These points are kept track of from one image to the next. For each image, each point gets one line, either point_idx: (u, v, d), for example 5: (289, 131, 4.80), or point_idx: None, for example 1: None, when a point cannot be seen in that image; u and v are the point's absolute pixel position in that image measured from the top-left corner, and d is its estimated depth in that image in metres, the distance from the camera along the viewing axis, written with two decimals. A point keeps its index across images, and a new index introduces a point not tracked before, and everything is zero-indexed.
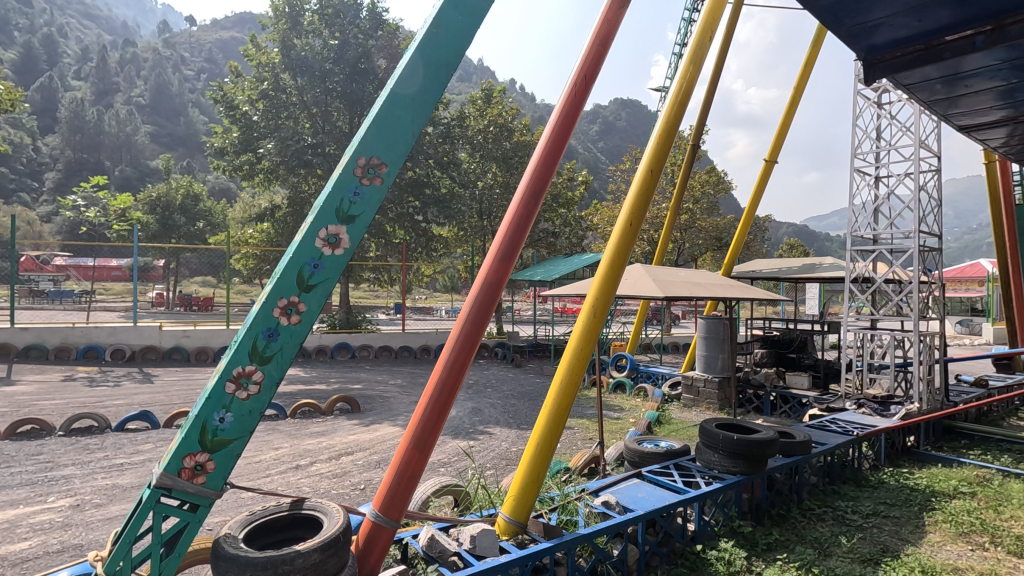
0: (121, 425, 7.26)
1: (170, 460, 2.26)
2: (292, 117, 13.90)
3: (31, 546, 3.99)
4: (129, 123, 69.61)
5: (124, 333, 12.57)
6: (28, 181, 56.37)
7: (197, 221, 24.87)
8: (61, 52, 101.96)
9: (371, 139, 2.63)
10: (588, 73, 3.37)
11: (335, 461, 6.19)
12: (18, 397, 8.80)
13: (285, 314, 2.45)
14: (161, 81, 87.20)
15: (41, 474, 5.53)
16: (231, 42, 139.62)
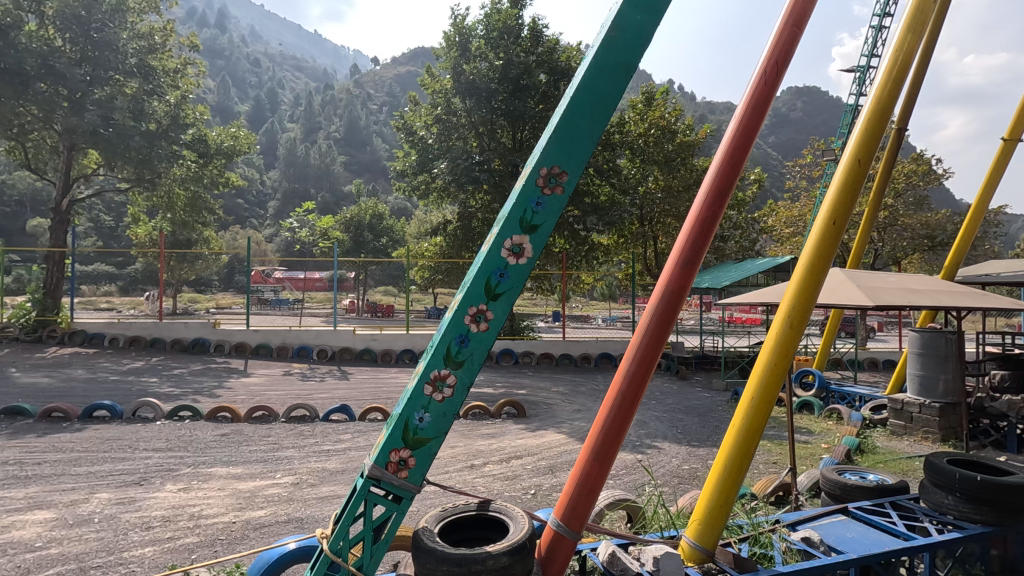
0: (327, 416, 8.38)
1: (379, 453, 2.48)
2: (462, 137, 15.01)
3: (266, 514, 4.75)
4: (329, 155, 81.22)
5: (327, 335, 14.56)
6: (257, 210, 68.73)
7: (382, 237, 27.99)
8: (280, 101, 123.31)
9: (552, 150, 2.64)
10: (782, 56, 3.00)
11: (506, 463, 6.40)
12: (253, 387, 10.66)
13: (474, 321, 2.57)
14: (353, 117, 100.43)
15: (270, 453, 6.59)
16: (407, 76, 155.54)
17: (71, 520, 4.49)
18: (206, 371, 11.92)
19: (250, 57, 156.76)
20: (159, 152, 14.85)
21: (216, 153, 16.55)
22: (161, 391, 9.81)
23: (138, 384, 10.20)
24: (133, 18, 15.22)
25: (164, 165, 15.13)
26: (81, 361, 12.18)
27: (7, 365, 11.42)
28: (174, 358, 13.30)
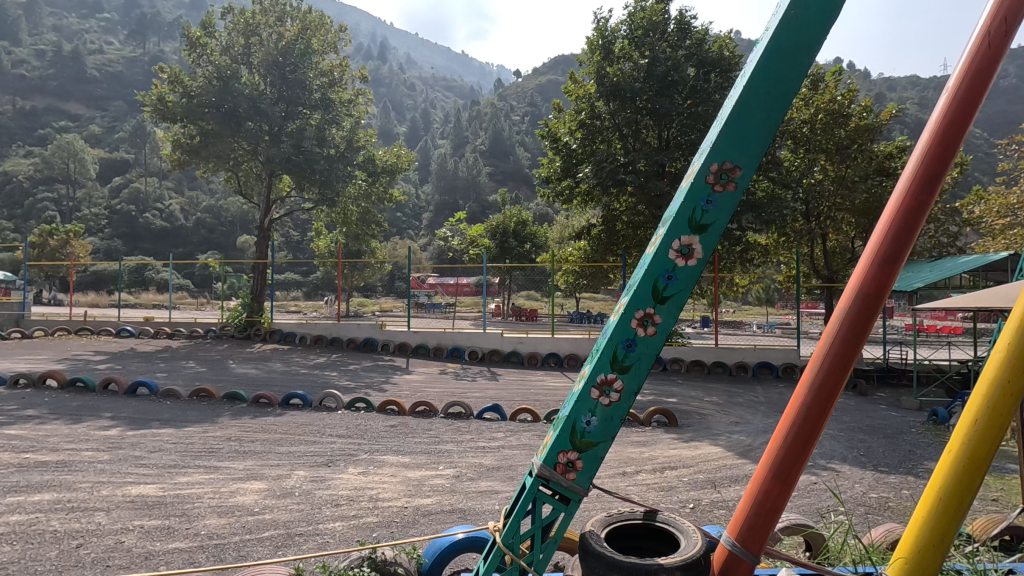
0: (480, 415, 8.80)
1: (548, 453, 2.52)
2: (606, 140, 14.92)
3: (434, 503, 5.12)
4: (476, 167, 85.91)
5: (478, 337, 15.31)
6: (413, 223, 75.06)
7: (526, 242, 28.84)
8: (432, 120, 133.52)
9: (721, 143, 2.47)
10: None
11: (660, 474, 6.17)
12: (415, 384, 11.60)
13: (641, 325, 2.50)
14: (497, 129, 105.04)
15: (433, 446, 7.10)
16: (548, 85, 158.76)
17: (278, 491, 5.26)
18: (375, 368, 13.26)
19: (406, 82, 171.72)
20: (337, 173, 16.92)
21: (381, 171, 18.42)
22: (340, 384, 11.11)
23: (322, 377, 11.66)
24: (317, 58, 17.60)
25: (341, 184, 17.20)
26: (279, 356, 14.27)
27: (227, 357, 13.78)
28: (349, 355, 15.00)
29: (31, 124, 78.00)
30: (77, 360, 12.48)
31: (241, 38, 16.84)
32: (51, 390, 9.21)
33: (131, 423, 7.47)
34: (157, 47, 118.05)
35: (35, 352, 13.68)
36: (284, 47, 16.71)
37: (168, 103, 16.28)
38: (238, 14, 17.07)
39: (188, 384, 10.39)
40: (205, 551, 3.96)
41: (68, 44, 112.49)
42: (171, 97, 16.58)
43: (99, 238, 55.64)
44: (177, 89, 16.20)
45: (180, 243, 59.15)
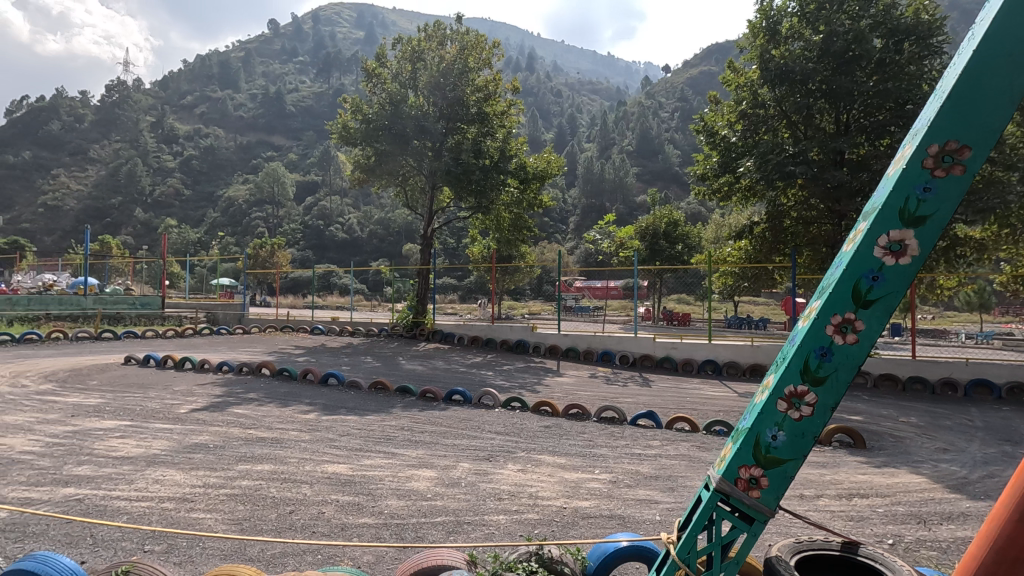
0: (634, 421, 8.59)
1: (728, 467, 2.37)
2: (772, 130, 13.72)
3: (593, 506, 5.10)
4: (624, 168, 84.39)
5: (629, 342, 15.04)
6: (560, 228, 76.38)
7: (678, 244, 27.62)
8: (578, 125, 134.50)
9: (942, 119, 2.09)
10: None
11: (847, 501, 5.44)
12: (566, 386, 11.72)
13: (839, 333, 2.22)
14: (645, 128, 102.20)
15: (588, 450, 7.10)
16: (699, 77, 150.43)
17: (447, 480, 5.65)
18: (528, 369, 13.67)
19: (553, 89, 174.94)
20: (492, 182, 17.80)
21: (532, 178, 19.01)
22: (496, 383, 11.64)
23: (479, 376, 12.32)
24: (474, 75, 18.71)
25: (495, 192, 18.06)
26: (441, 355, 15.39)
27: (397, 354, 15.22)
28: (503, 356, 15.65)
29: (248, 156, 94.16)
30: (283, 353, 14.72)
31: (408, 65, 18.52)
32: (266, 378, 10.97)
33: (325, 409, 8.59)
34: (339, 81, 135.13)
35: (252, 345, 16.43)
36: (445, 68, 18.06)
37: (350, 129, 18.42)
38: (406, 43, 18.86)
39: (368, 377, 11.67)
40: (388, 529, 4.40)
41: (273, 86, 133.73)
42: (353, 123, 18.72)
43: (296, 249, 65.25)
44: (357, 117, 18.24)
45: (357, 252, 66.92)
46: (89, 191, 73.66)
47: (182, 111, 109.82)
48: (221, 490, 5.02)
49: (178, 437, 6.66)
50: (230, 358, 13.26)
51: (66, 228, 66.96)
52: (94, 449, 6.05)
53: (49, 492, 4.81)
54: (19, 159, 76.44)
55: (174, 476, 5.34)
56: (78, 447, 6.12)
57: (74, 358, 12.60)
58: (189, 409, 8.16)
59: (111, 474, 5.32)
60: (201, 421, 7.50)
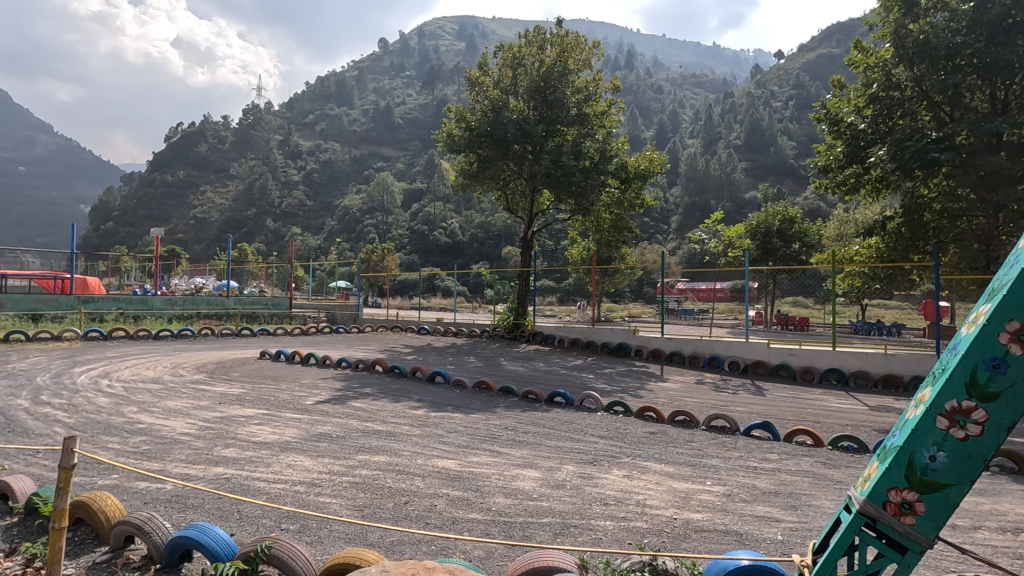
0: (748, 431, 8.06)
1: (875, 488, 2.14)
2: (910, 113, 12.22)
3: (705, 519, 4.85)
4: (731, 163, 79.76)
5: (739, 347, 14.18)
6: (661, 228, 74.08)
7: (794, 242, 25.59)
8: (681, 120, 129.50)
9: None
10: None
11: (1012, 535, 4.71)
12: (671, 392, 11.28)
13: (1017, 342, 1.92)
14: (755, 120, 96.02)
15: (697, 459, 6.77)
16: (817, 61, 138.63)
17: (552, 482, 5.66)
18: (630, 373, 13.34)
19: (654, 85, 169.78)
20: (592, 184, 17.64)
21: (634, 177, 18.63)
22: (597, 387, 11.48)
23: (580, 379, 12.21)
24: (573, 77, 18.67)
25: (595, 194, 17.85)
26: (542, 357, 15.48)
27: (499, 355, 15.55)
28: (604, 359, 15.42)
29: (361, 167, 101.05)
30: (394, 351, 15.61)
31: (509, 71, 18.71)
32: (379, 374, 11.68)
33: (433, 406, 8.96)
34: (442, 92, 140.89)
35: (366, 343, 17.60)
36: (545, 72, 18.16)
37: (455, 138, 18.98)
38: (506, 50, 19.15)
39: (472, 376, 12.02)
40: (497, 526, 4.49)
41: (383, 101, 142.43)
42: (456, 132, 19.29)
43: (403, 253, 68.96)
44: (461, 125, 18.79)
45: (459, 255, 69.41)
46: (229, 204, 83.04)
47: (305, 129, 120.47)
48: (344, 477, 5.40)
49: (305, 427, 7.28)
50: (348, 355, 14.28)
51: (211, 238, 76.06)
52: (237, 434, 6.78)
53: (204, 470, 5.46)
54: (175, 178, 88.02)
55: (303, 462, 5.84)
56: (225, 432, 6.89)
57: (219, 352, 14.23)
58: (314, 401, 8.89)
59: (252, 457, 5.92)
60: (324, 413, 8.14)
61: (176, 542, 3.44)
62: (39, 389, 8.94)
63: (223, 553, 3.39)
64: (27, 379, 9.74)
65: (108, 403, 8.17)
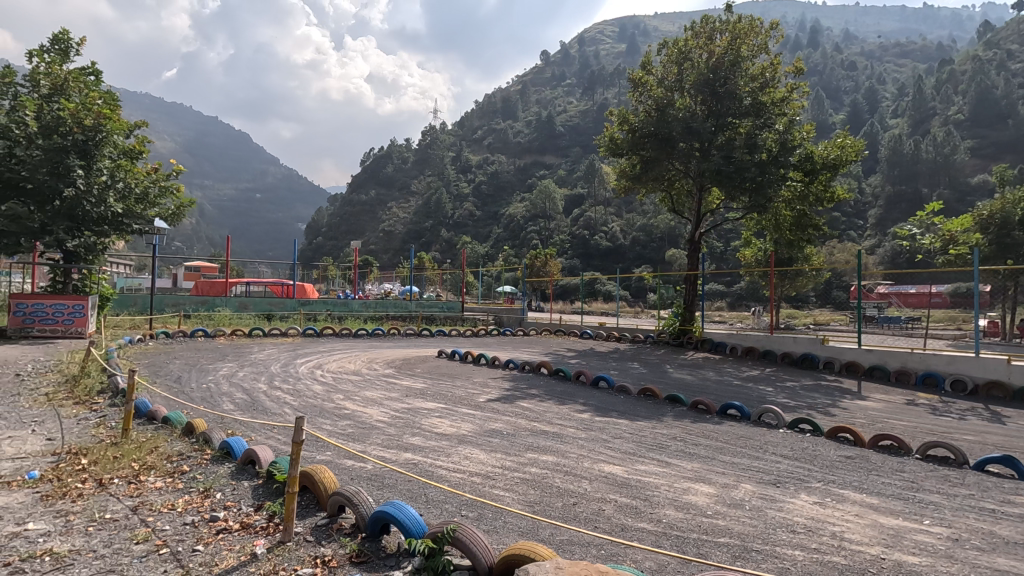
0: (981, 466, 6.64)
1: None
2: None
3: (923, 564, 4.10)
4: (949, 142, 67.16)
5: (966, 363, 11.78)
6: (855, 224, 65.29)
7: None
8: (880, 98, 112.52)
9: None
10: None
11: None
12: (871, 412, 9.78)
13: None
14: (983, 88, 79.53)
15: (909, 493, 5.77)
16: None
17: (728, 500, 5.28)
18: (817, 387, 11.88)
19: (844, 62, 150.15)
20: (769, 178, 16.16)
21: (821, 168, 16.66)
22: (778, 401, 10.42)
23: (758, 391, 11.20)
24: (747, 65, 17.36)
25: (773, 189, 16.30)
26: (712, 365, 14.54)
27: (665, 362, 14.99)
28: (785, 370, 13.95)
29: (524, 176, 105.19)
30: (558, 354, 15.96)
31: (674, 67, 18.09)
32: (544, 376, 12.02)
33: (598, 410, 8.97)
34: (603, 96, 140.85)
35: (532, 346, 18.26)
36: (714, 63, 17.13)
37: (617, 141, 18.68)
38: (672, 46, 18.43)
39: (636, 382, 11.76)
40: (669, 539, 4.33)
41: (545, 110, 146.76)
42: (619, 134, 19.00)
43: (564, 258, 70.16)
44: (624, 127, 18.45)
45: (621, 259, 68.74)
46: (411, 217, 92.52)
47: (474, 144, 129.30)
48: (516, 473, 5.66)
49: (479, 422, 7.79)
50: (515, 357, 14.94)
51: (396, 248, 85.68)
52: (422, 425, 7.51)
53: (396, 455, 6.15)
54: (368, 197, 100.77)
55: (478, 455, 6.25)
56: (412, 422, 7.67)
57: (405, 349, 15.90)
58: (486, 398, 9.46)
59: (434, 446, 6.51)
60: (494, 410, 8.62)
61: (377, 515, 3.93)
62: (273, 376, 10.89)
63: (416, 530, 3.78)
64: (265, 367, 11.90)
65: (321, 391, 9.62)
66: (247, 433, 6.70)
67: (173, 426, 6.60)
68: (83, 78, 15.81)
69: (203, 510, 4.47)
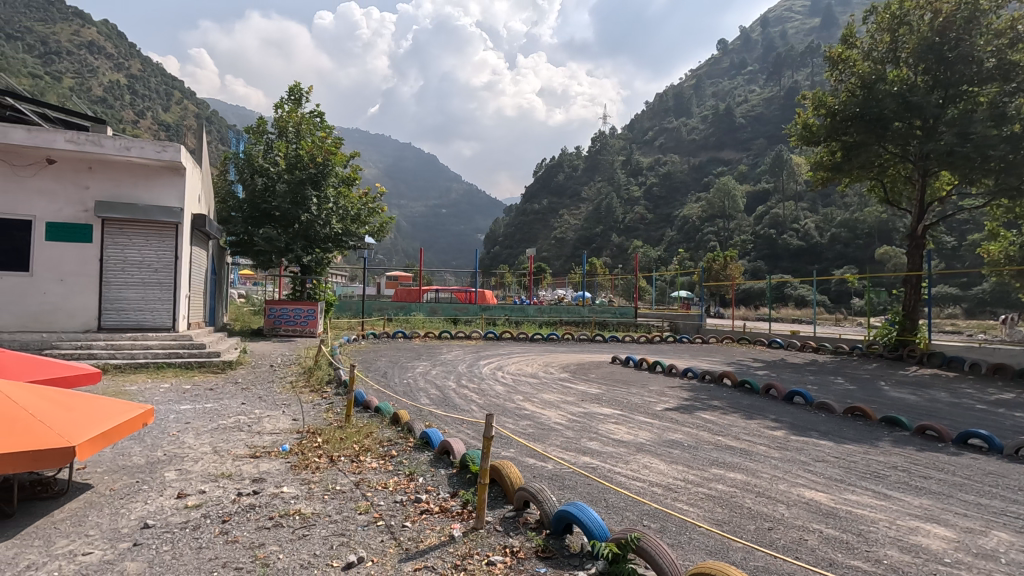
0: None
1: None
2: None
3: None
4: None
5: None
6: None
7: None
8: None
9: None
10: None
11: None
12: None
13: None
14: None
15: None
16: None
17: (975, 548, 4.34)
18: None
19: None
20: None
21: None
22: None
23: (1012, 419, 9.03)
24: (989, 19, 14.32)
25: None
26: (944, 384, 12.11)
27: (878, 378, 12.89)
28: None
29: (700, 174, 99.45)
30: (742, 365, 14.73)
31: (886, 35, 15.76)
32: (728, 388, 11.19)
33: (794, 429, 8.08)
34: (791, 79, 127.21)
35: (712, 354, 17.14)
36: (942, 23, 14.42)
37: (812, 128, 16.72)
38: (883, 11, 15.98)
39: (842, 400, 10.31)
40: None
41: (723, 103, 137.05)
42: (814, 120, 16.99)
43: (747, 260, 64.56)
44: (820, 112, 16.45)
45: (817, 259, 61.10)
46: (581, 223, 93.66)
47: (644, 146, 126.15)
48: (700, 489, 5.37)
49: (658, 432, 7.56)
50: (694, 365, 14.18)
51: (567, 254, 87.58)
52: (599, 430, 7.54)
53: (575, 458, 6.26)
54: (541, 206, 104.57)
55: (658, 465, 6.07)
56: (589, 426, 7.75)
57: (579, 355, 16.11)
58: (664, 407, 9.13)
59: (612, 453, 6.49)
60: (674, 420, 8.27)
61: (561, 514, 4.05)
62: (460, 375, 11.86)
63: (599, 533, 3.80)
64: (453, 367, 13.05)
65: (503, 391, 10.21)
66: (442, 426, 7.42)
67: (383, 416, 7.59)
68: (313, 121, 19.17)
69: (409, 491, 5.07)
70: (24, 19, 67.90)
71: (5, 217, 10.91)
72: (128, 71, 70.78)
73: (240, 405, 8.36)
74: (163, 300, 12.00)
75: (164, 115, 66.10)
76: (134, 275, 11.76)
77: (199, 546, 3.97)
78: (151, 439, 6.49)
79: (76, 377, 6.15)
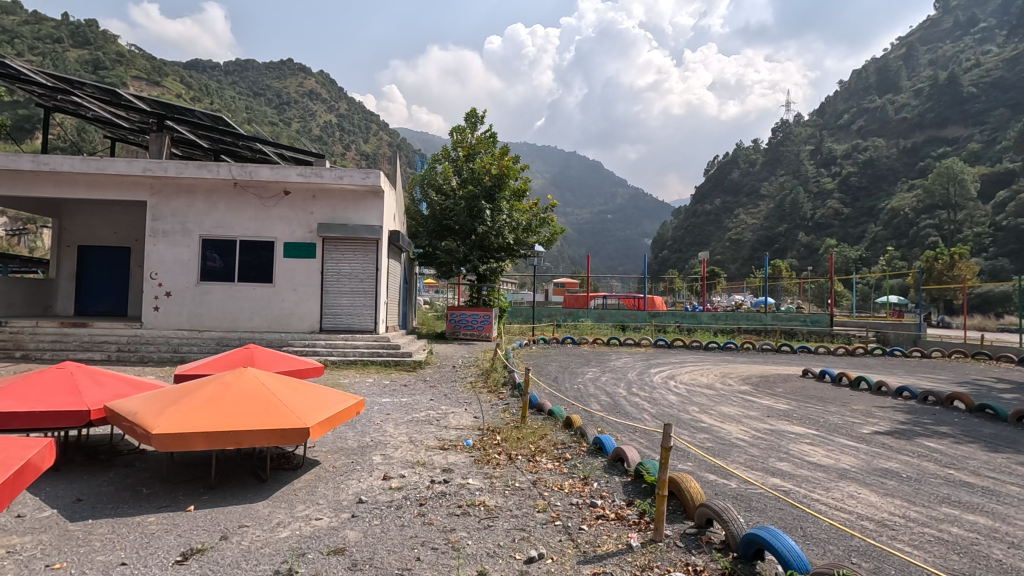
0: None
1: None
2: None
3: None
4: None
5: None
6: None
7: None
8: None
9: None
10: None
11: None
12: None
13: None
14: None
15: None
16: None
17: None
18: None
19: None
20: None
21: None
22: None
23: None
24: None
25: None
26: None
27: None
28: None
29: (913, 158, 84.45)
30: (980, 385, 12.10)
31: None
32: (960, 412, 9.26)
33: None
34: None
35: (937, 371, 14.37)
36: None
37: None
38: None
39: None
40: None
41: (944, 70, 114.74)
42: None
43: (983, 257, 52.88)
44: None
45: None
46: (761, 222, 85.74)
47: (838, 131, 111.11)
48: (926, 529, 4.53)
49: (865, 457, 6.57)
50: (911, 383, 12.05)
51: (745, 257, 80.75)
52: (791, 450, 6.80)
53: (762, 478, 5.74)
54: (713, 206, 98.15)
55: (868, 496, 5.27)
56: (778, 445, 7.04)
57: (762, 366, 14.73)
58: (872, 431, 7.91)
59: (808, 477, 5.81)
60: (886, 446, 7.13)
61: (750, 537, 3.74)
62: (630, 383, 11.63)
63: (797, 565, 3.43)
64: (623, 374, 12.86)
65: (677, 401, 9.79)
66: (614, 433, 7.38)
67: (556, 419, 7.80)
68: (487, 140, 20.40)
69: (585, 495, 5.12)
70: (266, 79, 83.87)
71: (257, 239, 13.56)
72: (339, 111, 83.14)
73: (429, 401, 9.26)
74: (367, 306, 13.83)
75: (364, 146, 76.21)
76: (345, 285, 13.76)
77: (402, 524, 4.49)
78: (361, 426, 7.52)
79: (305, 369, 7.39)
